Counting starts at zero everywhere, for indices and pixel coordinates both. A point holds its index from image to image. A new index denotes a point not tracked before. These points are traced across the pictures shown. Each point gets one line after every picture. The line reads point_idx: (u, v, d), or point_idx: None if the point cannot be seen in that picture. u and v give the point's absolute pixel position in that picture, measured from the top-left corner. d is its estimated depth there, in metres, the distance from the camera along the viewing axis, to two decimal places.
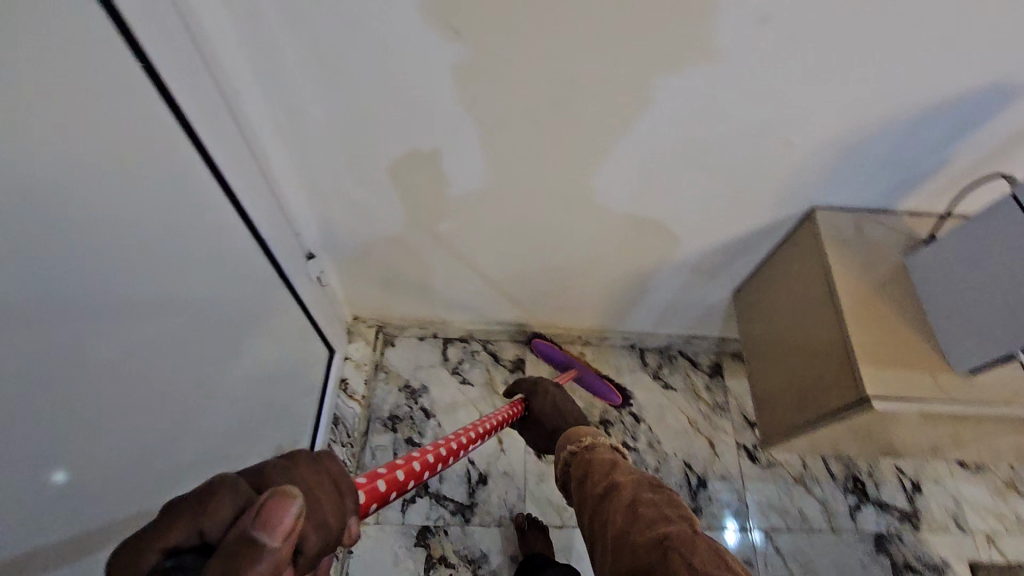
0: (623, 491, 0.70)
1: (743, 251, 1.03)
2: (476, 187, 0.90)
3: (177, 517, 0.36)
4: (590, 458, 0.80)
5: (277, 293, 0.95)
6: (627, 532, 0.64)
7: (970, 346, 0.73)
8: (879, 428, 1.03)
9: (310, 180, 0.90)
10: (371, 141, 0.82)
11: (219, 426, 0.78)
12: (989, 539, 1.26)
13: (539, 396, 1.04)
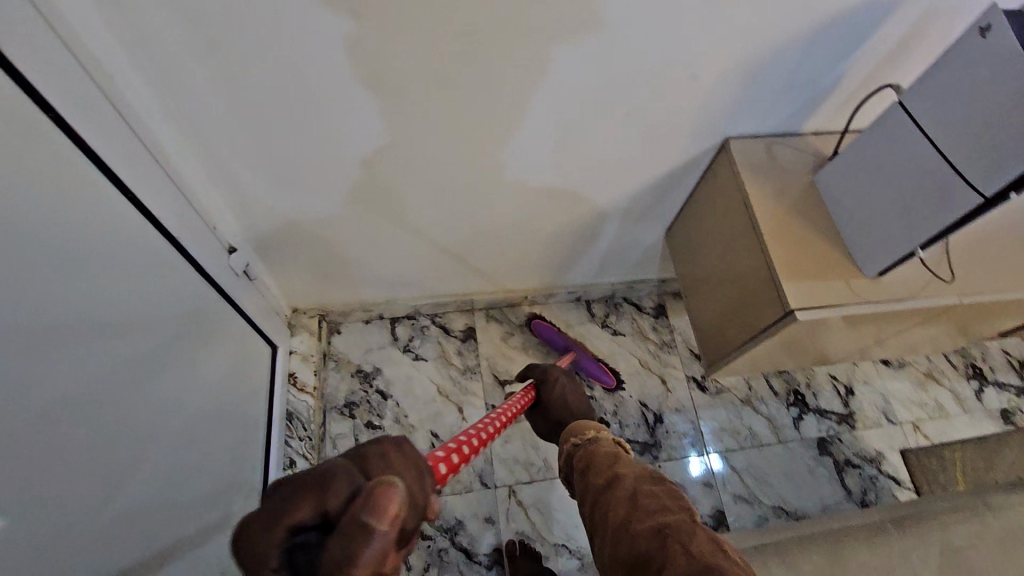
0: (623, 480, 0.70)
1: (667, 191, 1.06)
2: (395, 158, 0.88)
3: (299, 495, 0.38)
4: (592, 450, 0.81)
5: (201, 292, 0.90)
6: (626, 522, 0.64)
7: (876, 249, 0.79)
8: (807, 340, 1.10)
9: (216, 169, 0.85)
10: (275, 120, 0.78)
11: (158, 439, 0.74)
12: (915, 427, 1.39)
13: (553, 386, 1.04)
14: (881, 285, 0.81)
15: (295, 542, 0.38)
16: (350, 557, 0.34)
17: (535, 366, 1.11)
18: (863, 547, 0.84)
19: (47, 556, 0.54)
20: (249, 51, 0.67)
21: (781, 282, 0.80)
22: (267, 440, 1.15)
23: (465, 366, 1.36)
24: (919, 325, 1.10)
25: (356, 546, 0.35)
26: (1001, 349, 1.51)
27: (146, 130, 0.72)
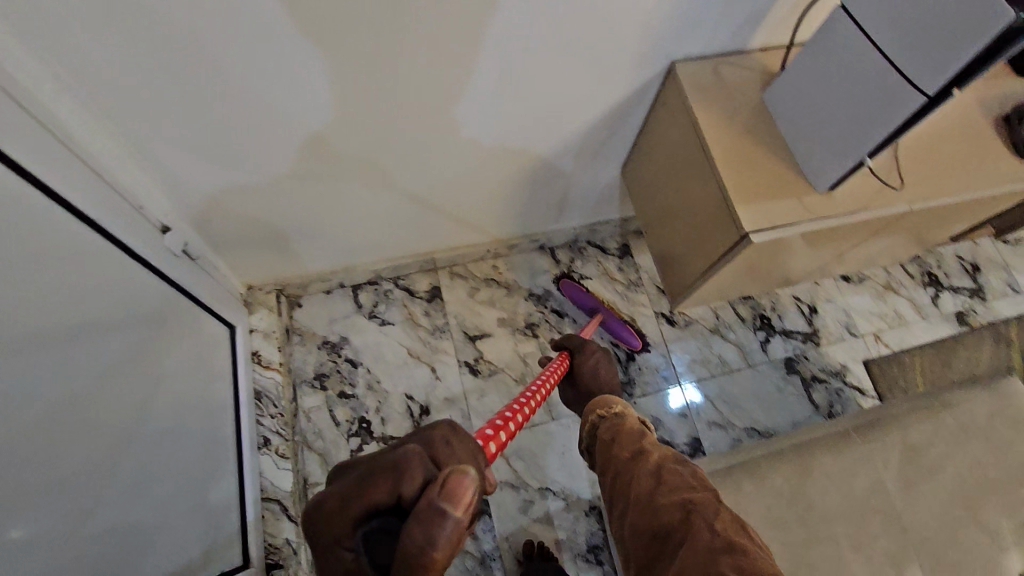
0: (650, 456, 0.74)
1: (617, 125, 1.03)
2: (326, 116, 0.82)
3: (381, 480, 0.47)
4: (614, 420, 0.82)
5: (138, 278, 0.85)
6: (652, 495, 0.69)
7: (826, 162, 0.78)
8: (767, 263, 1.11)
9: (132, 144, 0.78)
10: (188, 83, 0.71)
11: (109, 432, 0.71)
12: (875, 337, 1.44)
13: (585, 356, 1.06)
14: (834, 199, 0.81)
15: (375, 521, 0.47)
16: (428, 535, 0.42)
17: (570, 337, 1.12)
18: (827, 455, 0.88)
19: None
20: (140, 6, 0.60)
21: (736, 207, 0.79)
22: (238, 422, 1.11)
23: (434, 326, 1.34)
24: (874, 237, 1.12)
25: (434, 528, 0.43)
26: (954, 255, 1.55)
27: (41, 105, 0.66)
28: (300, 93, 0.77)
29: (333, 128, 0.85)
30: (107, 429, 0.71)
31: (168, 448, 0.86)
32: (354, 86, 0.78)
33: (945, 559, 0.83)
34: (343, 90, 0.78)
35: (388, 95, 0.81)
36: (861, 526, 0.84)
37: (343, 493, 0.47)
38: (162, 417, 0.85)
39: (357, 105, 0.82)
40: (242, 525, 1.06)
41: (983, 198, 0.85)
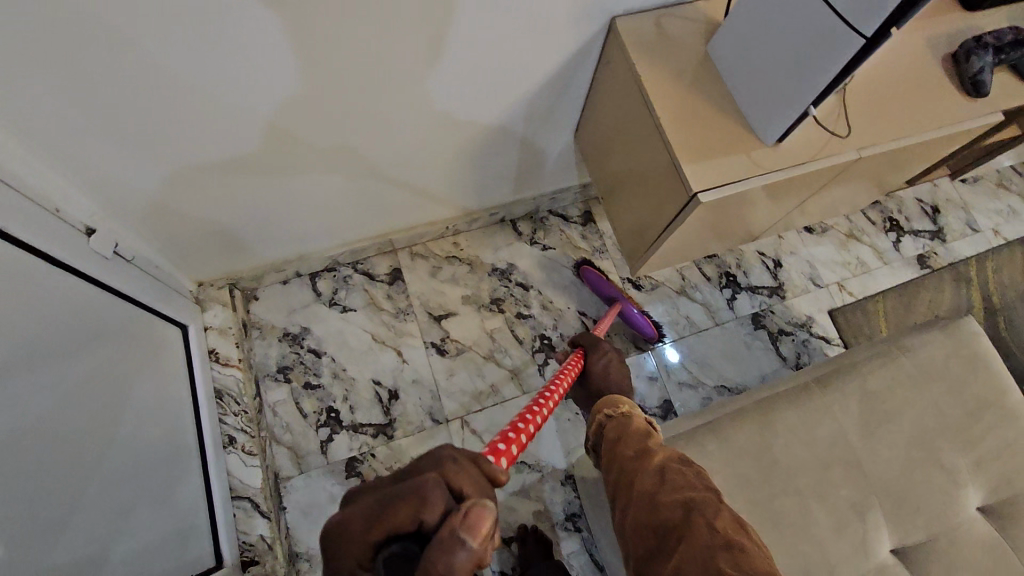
0: (655, 456, 0.70)
1: (563, 87, 0.99)
2: (248, 90, 0.77)
3: (402, 509, 0.44)
4: (621, 419, 0.77)
5: (69, 284, 0.80)
6: (654, 494, 0.65)
7: (772, 113, 0.75)
8: (725, 221, 1.09)
9: (40, 141, 0.72)
10: (91, 66, 0.66)
11: (57, 440, 0.68)
12: (840, 287, 1.45)
13: (597, 357, 1.03)
14: (781, 152, 0.79)
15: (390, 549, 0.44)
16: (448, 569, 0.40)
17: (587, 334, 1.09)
18: (789, 410, 0.88)
19: None
20: None
21: (683, 166, 0.76)
22: (199, 422, 1.07)
23: (397, 309, 1.31)
24: (830, 188, 1.11)
25: (453, 561, 0.41)
26: (914, 199, 1.56)
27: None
28: (216, 68, 0.72)
29: (258, 99, 0.79)
30: (51, 436, 0.67)
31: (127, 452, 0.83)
32: (273, 54, 0.73)
33: (905, 501, 0.85)
34: (263, 60, 0.73)
35: (312, 63, 0.76)
36: (823, 476, 0.85)
37: (362, 516, 0.45)
38: (114, 422, 0.82)
39: (281, 77, 0.77)
40: (213, 525, 1.02)
41: (931, 141, 0.83)
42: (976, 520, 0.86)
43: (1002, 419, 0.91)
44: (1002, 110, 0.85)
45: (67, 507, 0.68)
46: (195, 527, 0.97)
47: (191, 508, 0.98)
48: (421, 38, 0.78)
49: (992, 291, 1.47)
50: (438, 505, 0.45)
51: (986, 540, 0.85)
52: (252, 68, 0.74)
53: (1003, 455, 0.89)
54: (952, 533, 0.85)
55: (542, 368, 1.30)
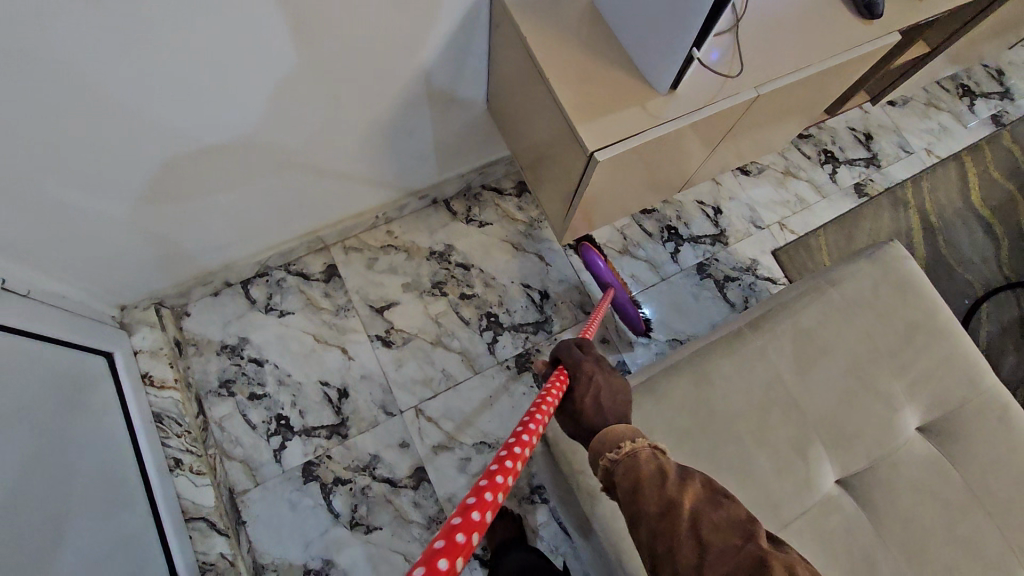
0: (684, 509, 0.58)
1: (459, 55, 0.95)
2: (109, 87, 0.72)
3: None
4: (629, 464, 0.64)
5: None
6: (698, 571, 0.54)
7: (658, 64, 0.73)
8: (647, 178, 1.08)
9: None
10: None
11: None
12: (781, 226, 1.45)
13: (585, 386, 0.75)
14: (676, 99, 0.76)
15: None
16: None
17: (571, 350, 0.81)
18: (723, 358, 0.88)
19: None
20: None
21: (577, 126, 0.73)
22: (138, 449, 1.04)
23: (336, 306, 1.28)
24: (749, 129, 1.09)
25: None
26: (847, 128, 1.55)
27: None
28: (63, 65, 0.67)
29: (120, 100, 0.75)
30: None
31: (52, 486, 0.79)
32: (129, 53, 0.69)
33: (845, 432, 0.86)
34: (120, 59, 0.69)
35: (171, 53, 0.72)
36: (763, 418, 0.85)
37: None
38: (35, 459, 0.78)
39: (136, 73, 0.72)
40: (167, 552, 0.99)
41: (828, 71, 0.82)
42: (917, 441, 0.87)
43: (934, 338, 0.92)
44: (897, 31, 0.83)
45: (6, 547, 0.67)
46: (147, 556, 0.95)
47: (139, 538, 0.95)
48: (286, 14, 0.74)
49: (929, 211, 1.48)
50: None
51: (926, 459, 0.86)
52: (106, 66, 0.70)
53: (937, 373, 0.90)
54: (892, 456, 0.86)
55: (492, 346, 1.28)
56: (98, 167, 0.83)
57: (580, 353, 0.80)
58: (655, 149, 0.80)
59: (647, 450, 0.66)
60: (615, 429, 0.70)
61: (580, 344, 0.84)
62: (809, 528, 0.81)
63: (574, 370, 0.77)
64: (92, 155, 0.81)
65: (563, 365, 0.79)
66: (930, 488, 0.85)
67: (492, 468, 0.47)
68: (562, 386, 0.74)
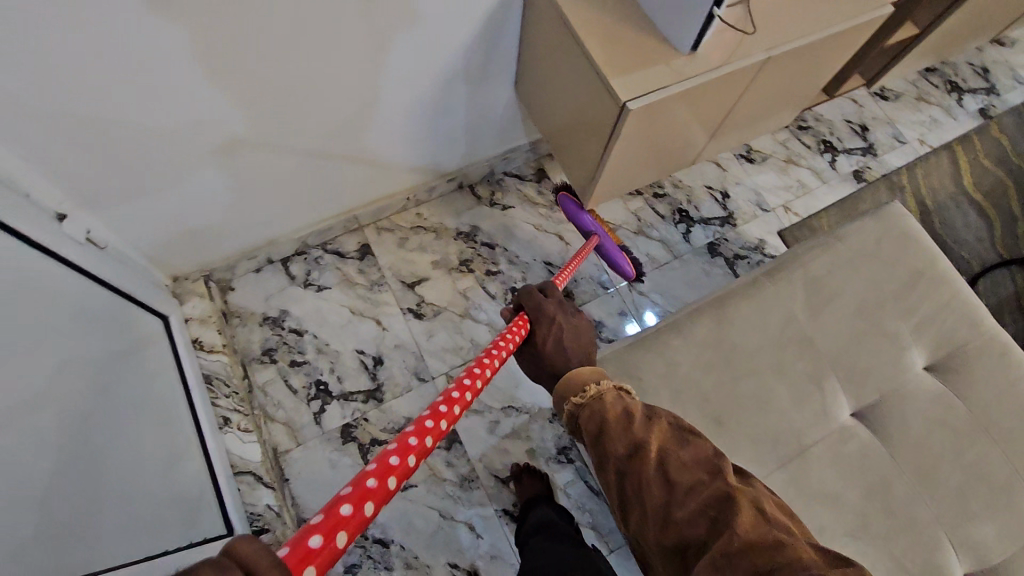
0: (651, 448, 0.60)
1: (492, 37, 1.06)
2: (193, 65, 0.81)
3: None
4: (597, 407, 0.67)
5: (67, 277, 0.86)
6: (666, 507, 0.55)
7: (683, 27, 0.87)
8: (671, 155, 1.20)
9: (31, 146, 0.79)
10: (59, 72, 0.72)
11: (62, 413, 0.73)
12: (786, 209, 1.54)
13: (545, 328, 0.83)
14: (695, 60, 0.92)
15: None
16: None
17: (533, 294, 0.87)
18: (742, 302, 0.95)
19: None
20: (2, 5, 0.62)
21: (611, 80, 0.89)
22: (191, 404, 1.11)
23: (371, 282, 1.36)
24: (755, 113, 1.19)
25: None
26: (843, 120, 1.66)
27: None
28: (160, 42, 0.75)
29: (206, 83, 0.84)
30: (58, 409, 0.73)
31: (126, 424, 0.86)
32: (218, 40, 0.79)
33: (857, 367, 0.93)
34: (209, 46, 0.79)
35: (253, 39, 0.82)
36: (780, 355, 0.92)
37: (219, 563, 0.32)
38: (109, 402, 0.85)
39: (219, 57, 0.81)
40: (221, 500, 1.06)
41: (828, 39, 0.97)
42: (923, 377, 0.94)
43: (933, 285, 0.99)
44: (887, 6, 0.98)
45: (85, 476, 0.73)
46: (201, 502, 1.01)
47: (194, 486, 1.01)
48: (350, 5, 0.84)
49: (925, 195, 1.57)
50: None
51: (933, 393, 0.93)
52: (197, 54, 0.79)
53: (938, 316, 0.98)
54: (902, 390, 0.93)
55: None
56: (181, 142, 0.93)
57: (541, 298, 0.86)
58: (678, 103, 0.95)
59: (611, 392, 0.68)
60: (574, 367, 0.77)
61: (543, 289, 0.90)
62: (826, 453, 0.88)
63: (536, 315, 0.84)
64: (179, 132, 0.90)
65: (525, 310, 0.86)
66: (940, 420, 0.91)
67: (420, 422, 0.54)
68: (521, 331, 0.82)
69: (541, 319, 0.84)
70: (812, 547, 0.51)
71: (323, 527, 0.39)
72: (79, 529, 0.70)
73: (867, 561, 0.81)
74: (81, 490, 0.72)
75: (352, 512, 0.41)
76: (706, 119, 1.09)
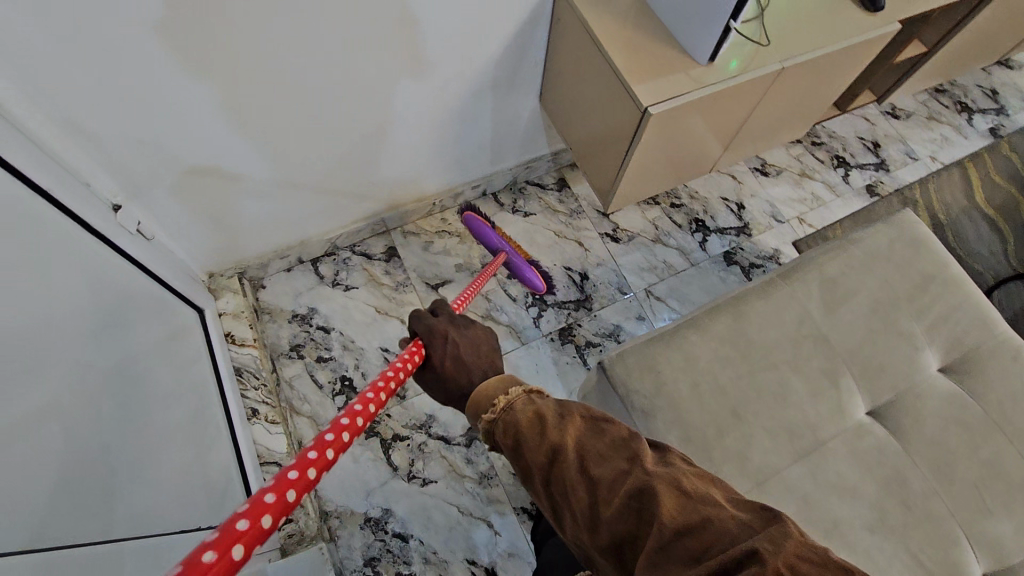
0: (569, 450, 0.56)
1: (521, 49, 1.12)
2: (248, 66, 0.87)
3: None
4: (510, 418, 0.61)
5: (122, 265, 0.91)
6: (592, 507, 0.52)
7: (701, 39, 0.93)
8: (692, 163, 1.24)
9: (98, 140, 0.85)
10: (130, 72, 0.78)
11: (123, 386, 0.78)
12: (800, 220, 1.57)
13: (441, 347, 0.73)
14: (714, 69, 0.97)
15: None
16: None
17: (422, 315, 0.77)
18: (760, 300, 0.98)
19: (58, 490, 0.59)
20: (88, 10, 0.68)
21: (634, 87, 0.94)
22: (223, 393, 1.13)
23: (396, 282, 1.41)
24: (772, 124, 1.24)
25: None
26: (856, 137, 1.71)
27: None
28: (219, 42, 0.81)
29: (259, 85, 0.91)
30: (120, 383, 0.78)
31: (166, 404, 0.89)
32: (274, 45, 0.85)
33: (874, 365, 0.95)
34: (264, 50, 0.85)
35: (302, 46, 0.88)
36: (797, 351, 0.94)
37: None
38: (158, 382, 0.89)
39: (272, 60, 0.88)
40: (248, 489, 1.08)
41: (841, 51, 1.01)
42: (938, 377, 0.96)
43: (946, 288, 1.02)
44: (897, 22, 1.03)
45: (138, 448, 0.77)
46: (229, 488, 1.02)
47: (224, 472, 1.02)
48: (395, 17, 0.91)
49: (937, 209, 1.60)
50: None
51: (948, 392, 0.95)
52: (254, 57, 0.86)
53: (952, 317, 1.00)
54: (918, 389, 0.95)
55: (537, 320, 1.39)
56: (230, 139, 0.98)
57: (431, 318, 0.77)
58: (698, 111, 1.00)
59: (522, 398, 0.63)
60: (482, 383, 0.69)
61: (435, 307, 0.82)
62: (844, 447, 0.89)
63: (428, 336, 0.75)
64: (230, 129, 0.96)
65: (418, 335, 0.76)
66: (956, 418, 0.92)
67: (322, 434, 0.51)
68: (417, 355, 0.73)
69: (435, 339, 0.75)
70: (737, 514, 0.50)
71: (215, 544, 0.37)
72: (133, 496, 0.73)
73: (886, 554, 0.82)
74: (132, 459, 0.75)
75: (215, 558, 0.36)
76: (720, 129, 1.13)
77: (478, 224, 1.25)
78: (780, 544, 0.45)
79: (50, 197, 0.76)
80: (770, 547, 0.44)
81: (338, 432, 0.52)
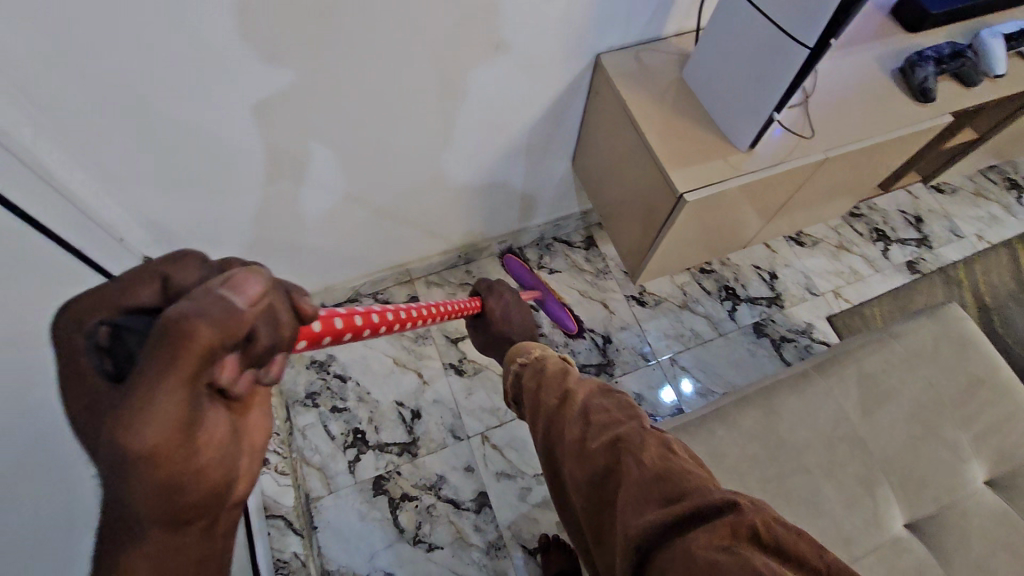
0: (577, 397, 0.67)
1: (557, 119, 1.12)
2: (287, 131, 0.87)
3: (197, 375, 0.31)
4: (536, 367, 0.75)
5: None
6: (581, 442, 0.60)
7: (742, 126, 0.91)
8: (730, 237, 1.20)
9: (136, 195, 0.86)
10: (174, 136, 0.80)
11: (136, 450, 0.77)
12: (836, 294, 1.52)
13: (495, 301, 0.99)
14: (754, 155, 0.95)
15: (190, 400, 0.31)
16: (206, 438, 0.34)
17: (488, 280, 1.04)
18: (791, 394, 0.93)
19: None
20: (140, 83, 0.71)
21: (670, 172, 0.92)
22: None
23: (416, 334, 1.39)
24: (813, 201, 1.18)
25: (191, 408, 0.32)
26: (897, 211, 1.65)
27: (8, 138, 0.68)
28: (265, 114, 0.83)
29: (299, 150, 0.92)
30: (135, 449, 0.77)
31: None
32: (316, 118, 0.87)
33: (914, 476, 0.89)
34: (306, 122, 0.87)
35: (344, 118, 0.90)
36: (829, 455, 0.89)
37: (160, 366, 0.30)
38: None
39: (315, 131, 0.89)
40: (253, 548, 1.04)
41: (887, 142, 0.98)
42: (984, 493, 0.89)
43: (994, 394, 0.96)
44: (946, 113, 1.00)
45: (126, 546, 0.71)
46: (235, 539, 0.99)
47: None
48: (434, 90, 0.92)
49: (983, 293, 1.52)
50: (250, 323, 0.33)
51: (994, 509, 0.88)
52: (297, 127, 0.87)
53: (1001, 428, 0.94)
54: (960, 504, 0.88)
55: None
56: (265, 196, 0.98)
57: (494, 282, 1.03)
58: (737, 196, 0.97)
59: (555, 359, 0.77)
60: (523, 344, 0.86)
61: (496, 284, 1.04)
62: (878, 564, 0.83)
63: (486, 292, 1.01)
64: (263, 189, 0.96)
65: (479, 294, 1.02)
66: (1006, 542, 0.85)
67: (348, 312, 0.60)
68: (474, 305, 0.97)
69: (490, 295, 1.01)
70: (719, 485, 0.54)
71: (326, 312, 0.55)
72: None
73: None
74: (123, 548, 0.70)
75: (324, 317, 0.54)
76: (763, 206, 1.09)
77: (518, 268, 1.42)
78: (760, 511, 0.50)
79: (65, 243, 0.76)
80: (750, 505, 0.49)
81: (360, 312, 0.60)
